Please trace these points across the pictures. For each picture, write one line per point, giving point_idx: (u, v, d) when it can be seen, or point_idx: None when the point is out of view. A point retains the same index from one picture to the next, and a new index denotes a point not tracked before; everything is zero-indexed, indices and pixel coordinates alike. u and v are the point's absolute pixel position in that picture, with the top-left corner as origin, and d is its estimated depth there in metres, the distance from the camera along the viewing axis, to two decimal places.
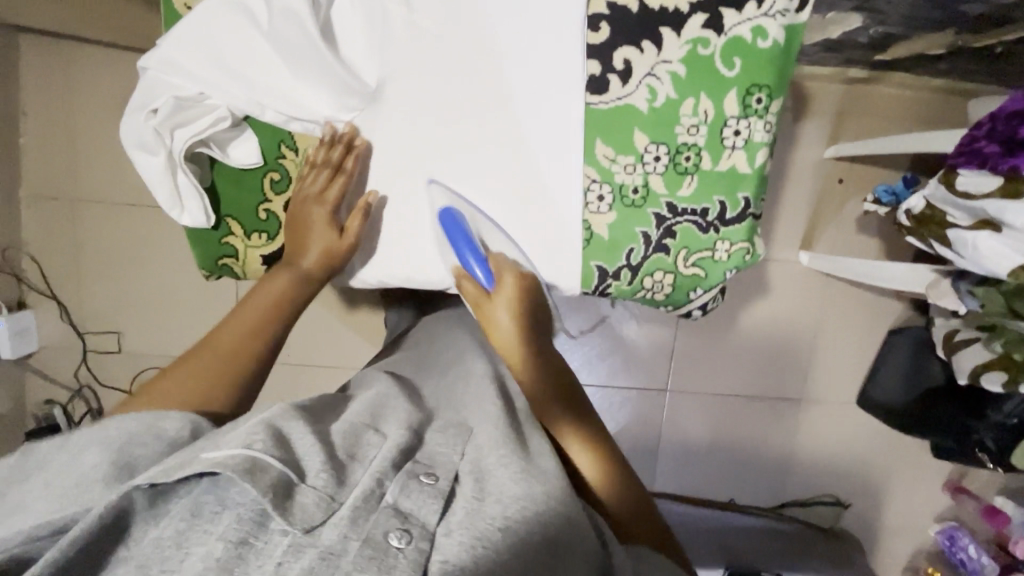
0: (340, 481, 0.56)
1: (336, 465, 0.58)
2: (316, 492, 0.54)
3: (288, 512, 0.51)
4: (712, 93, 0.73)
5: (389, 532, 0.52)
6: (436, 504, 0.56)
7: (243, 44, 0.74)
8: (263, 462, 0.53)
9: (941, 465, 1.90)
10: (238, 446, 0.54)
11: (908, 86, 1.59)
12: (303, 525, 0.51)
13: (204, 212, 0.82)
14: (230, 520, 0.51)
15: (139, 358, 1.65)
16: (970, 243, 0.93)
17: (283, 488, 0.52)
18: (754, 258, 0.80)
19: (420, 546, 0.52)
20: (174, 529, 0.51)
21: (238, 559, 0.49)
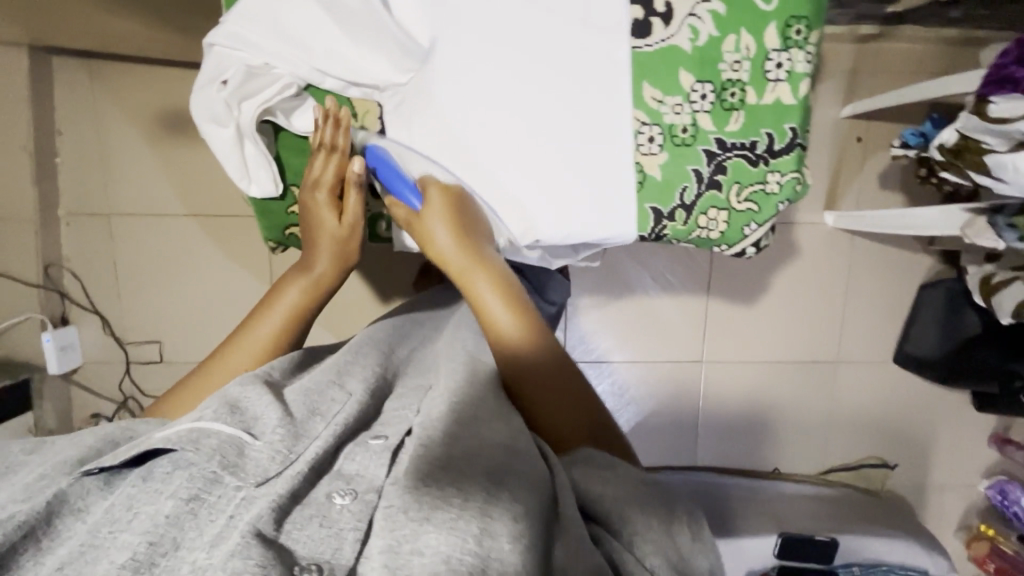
0: (294, 437, 0.57)
1: (292, 422, 0.59)
2: (270, 448, 0.55)
3: (240, 470, 0.52)
4: (752, 28, 0.75)
5: (332, 492, 0.53)
6: (382, 461, 0.57)
7: (304, 11, 0.71)
8: (211, 429, 0.54)
9: (984, 418, 1.89)
10: (188, 418, 0.55)
11: (920, 40, 1.61)
12: (254, 478, 0.52)
13: (273, 181, 0.77)
14: (182, 479, 0.51)
15: (181, 366, 1.67)
16: (1010, 166, 0.93)
17: (232, 447, 0.53)
18: (805, 188, 0.82)
19: (366, 498, 0.53)
20: (125, 495, 0.51)
21: (188, 515, 0.49)
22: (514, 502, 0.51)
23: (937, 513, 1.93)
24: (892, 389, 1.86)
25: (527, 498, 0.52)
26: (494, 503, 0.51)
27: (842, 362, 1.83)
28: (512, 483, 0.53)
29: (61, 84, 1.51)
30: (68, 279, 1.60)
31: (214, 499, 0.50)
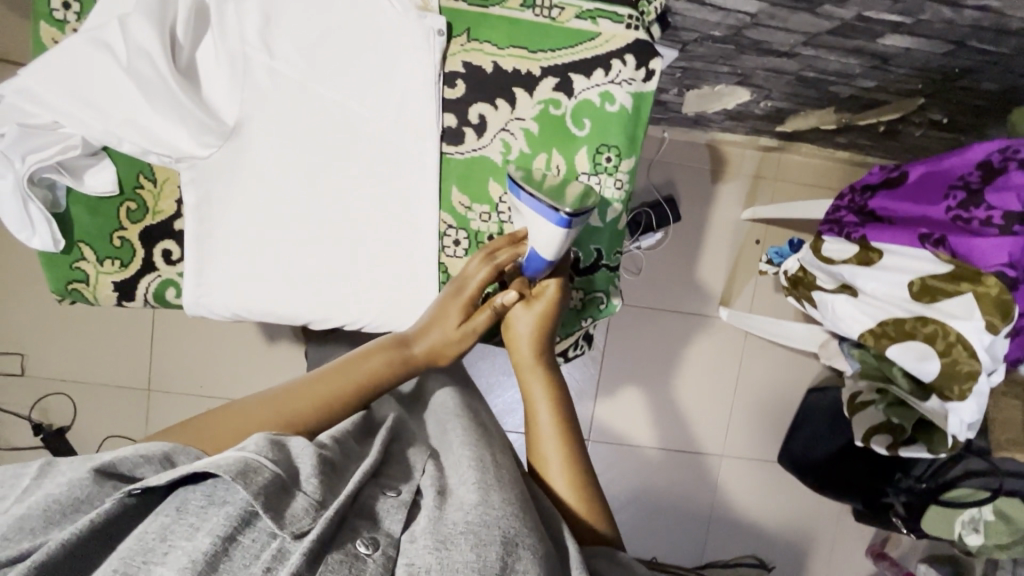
0: (327, 489, 0.51)
1: (324, 470, 0.53)
2: (305, 497, 0.49)
3: (279, 516, 0.46)
4: (563, 150, 0.78)
5: (357, 539, 0.48)
6: (400, 515, 0.53)
7: (98, 74, 0.68)
8: (254, 467, 0.48)
9: (863, 527, 1.90)
10: (231, 451, 0.49)
11: (817, 156, 1.70)
12: (293, 529, 0.46)
13: (54, 237, 0.73)
14: (219, 516, 0.45)
15: (43, 382, 1.60)
16: (830, 306, 0.97)
17: (277, 488, 0.48)
18: (608, 308, 0.83)
19: (387, 554, 0.48)
20: (159, 524, 0.45)
21: (222, 556, 0.43)
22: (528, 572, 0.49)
23: None
24: (776, 487, 1.85)
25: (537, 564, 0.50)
26: (508, 564, 0.48)
27: (728, 457, 1.82)
28: (522, 551, 0.50)
29: None
30: None
31: (247, 542, 0.45)
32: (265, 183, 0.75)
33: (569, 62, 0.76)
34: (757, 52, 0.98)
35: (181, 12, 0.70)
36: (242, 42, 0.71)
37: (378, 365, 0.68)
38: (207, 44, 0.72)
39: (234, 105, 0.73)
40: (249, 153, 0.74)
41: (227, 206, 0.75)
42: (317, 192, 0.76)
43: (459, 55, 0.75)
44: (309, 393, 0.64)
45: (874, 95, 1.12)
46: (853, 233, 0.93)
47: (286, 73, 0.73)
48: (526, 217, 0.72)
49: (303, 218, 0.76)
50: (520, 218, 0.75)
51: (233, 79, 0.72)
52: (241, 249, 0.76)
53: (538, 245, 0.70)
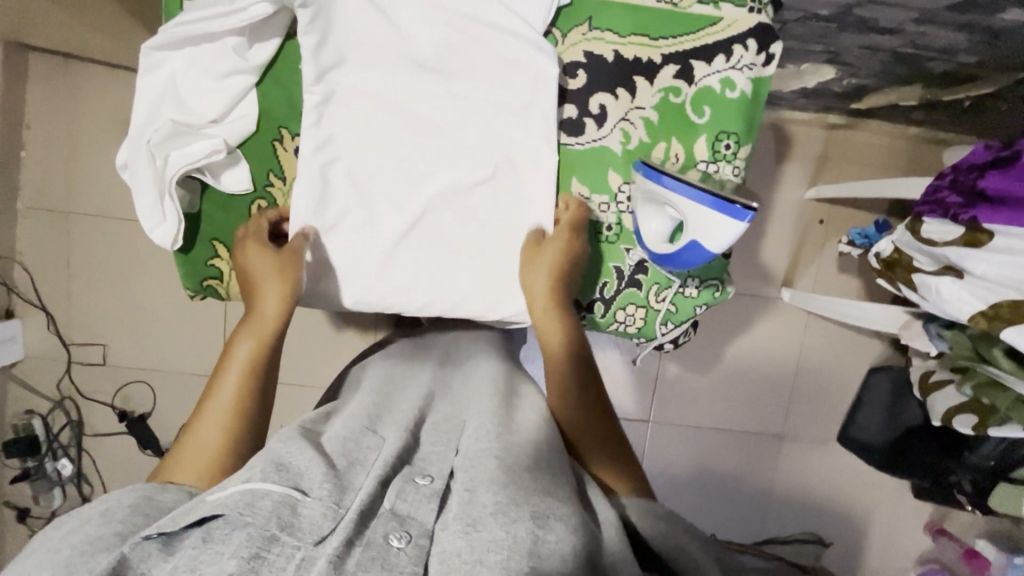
0: (343, 492, 0.50)
1: (335, 476, 0.52)
2: (321, 502, 0.47)
3: (296, 529, 0.45)
4: (682, 138, 0.78)
5: (387, 533, 0.47)
6: (431, 504, 0.51)
7: (229, 80, 0.71)
8: (261, 490, 0.46)
9: (921, 505, 1.90)
10: (237, 482, 0.48)
11: (885, 133, 1.66)
12: (313, 537, 0.45)
13: (176, 232, 0.74)
14: (240, 539, 0.43)
15: (124, 371, 1.66)
16: (933, 288, 0.96)
17: (286, 506, 0.46)
18: (723, 294, 0.82)
19: (420, 544, 0.47)
20: (185, 556, 0.44)
21: (253, 574, 0.41)
22: (556, 535, 0.47)
23: None
24: (836, 466, 1.86)
25: (574, 535, 0.49)
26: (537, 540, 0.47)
27: (787, 436, 1.83)
28: (550, 521, 0.49)
29: (34, 80, 1.51)
30: (18, 273, 1.58)
31: (274, 557, 0.43)
32: (397, 197, 0.76)
33: (689, 49, 0.76)
34: (860, 30, 0.96)
35: (307, 35, 0.68)
36: (382, 73, 0.73)
37: (252, 347, 0.69)
38: (344, 73, 0.72)
39: (358, 88, 0.73)
40: (375, 173, 0.75)
41: (348, 221, 0.76)
42: (440, 196, 0.77)
43: (581, 44, 0.75)
44: (216, 404, 0.65)
45: (972, 71, 1.09)
46: (961, 214, 0.92)
47: (419, 87, 0.74)
48: (683, 207, 0.67)
49: (426, 229, 0.77)
50: (660, 215, 0.72)
51: (367, 107, 0.73)
52: (371, 259, 0.77)
53: (712, 235, 0.66)
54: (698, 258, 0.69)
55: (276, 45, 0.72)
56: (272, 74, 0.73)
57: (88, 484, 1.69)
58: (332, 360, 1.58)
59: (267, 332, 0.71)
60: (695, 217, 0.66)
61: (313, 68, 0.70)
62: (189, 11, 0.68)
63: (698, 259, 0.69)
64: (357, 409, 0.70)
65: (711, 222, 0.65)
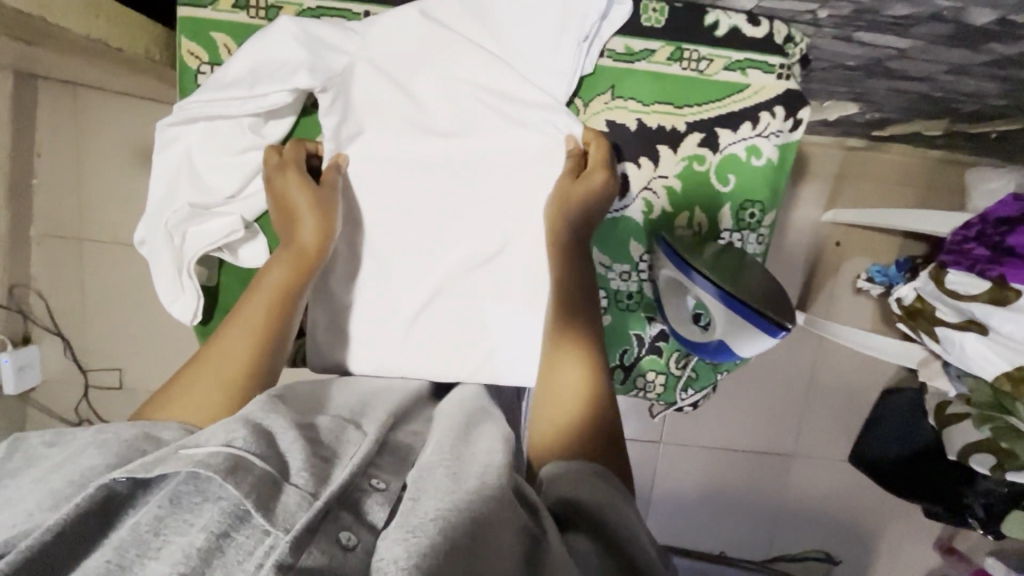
0: (323, 480, 0.43)
1: (323, 463, 0.45)
2: (300, 490, 0.41)
3: (271, 511, 0.39)
4: (706, 207, 0.76)
5: (347, 535, 0.40)
6: (385, 510, 0.44)
7: (246, 157, 0.71)
8: (247, 461, 0.41)
9: (931, 523, 1.90)
10: (220, 444, 0.42)
11: (905, 154, 1.63)
12: (283, 525, 0.38)
13: (196, 308, 0.73)
14: (211, 514, 0.39)
15: (141, 394, 1.67)
16: (958, 344, 0.95)
17: (268, 485, 0.40)
18: (744, 360, 0.81)
19: (371, 548, 0.41)
20: (149, 517, 0.39)
21: (214, 555, 0.37)
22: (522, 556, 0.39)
23: None
24: (847, 485, 1.86)
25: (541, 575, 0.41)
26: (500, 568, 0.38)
27: (798, 457, 1.84)
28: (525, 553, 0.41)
29: (42, 108, 1.50)
30: (33, 298, 1.59)
31: (241, 540, 0.39)
32: (417, 266, 0.77)
33: (714, 117, 0.74)
34: (887, 77, 0.93)
35: (328, 116, 0.72)
36: (398, 143, 0.74)
37: (283, 275, 0.65)
38: (363, 145, 0.74)
39: (375, 161, 0.74)
40: (393, 241, 0.77)
41: (369, 291, 0.78)
42: (459, 267, 0.77)
43: (603, 113, 0.74)
44: (239, 329, 0.61)
45: (1001, 110, 1.06)
46: (988, 271, 0.90)
47: (438, 160, 0.75)
48: (715, 313, 0.68)
49: (446, 299, 0.78)
50: (682, 296, 0.73)
51: (386, 177, 0.75)
52: (390, 331, 0.78)
53: (744, 344, 0.67)
54: (722, 355, 0.72)
55: (291, 121, 0.73)
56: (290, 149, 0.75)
57: None
58: None
59: (303, 265, 0.67)
60: (729, 324, 0.67)
61: (332, 145, 0.73)
62: (206, 90, 0.68)
63: (722, 353, 0.72)
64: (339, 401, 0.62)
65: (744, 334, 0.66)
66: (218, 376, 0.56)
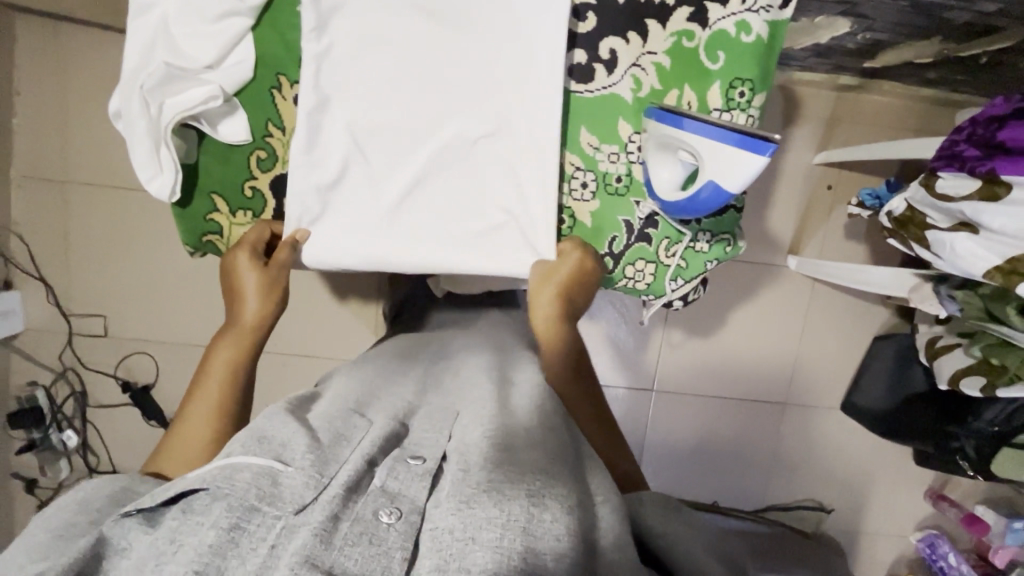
0: (326, 464, 0.51)
1: (323, 451, 0.53)
2: (303, 474, 0.49)
3: (278, 499, 0.46)
4: (695, 85, 0.75)
5: (377, 509, 0.47)
6: (424, 482, 0.51)
7: (224, 24, 0.68)
8: (243, 464, 0.48)
9: (923, 472, 1.90)
10: (220, 459, 0.50)
11: (896, 94, 1.62)
12: (292, 506, 0.46)
13: (175, 185, 0.72)
14: (219, 510, 0.45)
15: (127, 342, 1.65)
16: (948, 245, 0.94)
17: (267, 478, 0.47)
18: (735, 250, 0.81)
19: (410, 520, 0.47)
20: (166, 529, 0.46)
21: (231, 544, 0.43)
22: (553, 519, 0.48)
23: (870, 561, 1.93)
24: (839, 434, 1.87)
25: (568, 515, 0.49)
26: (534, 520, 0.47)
27: (790, 405, 1.83)
28: (551, 508, 0.49)
29: (23, 44, 1.47)
30: (15, 243, 1.56)
31: (254, 528, 0.44)
32: (402, 151, 0.75)
33: None
34: None
35: None
36: (376, 14, 0.70)
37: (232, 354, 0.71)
38: (343, 17, 0.69)
39: (354, 30, 0.70)
40: (376, 120, 0.74)
41: (354, 174, 0.76)
42: (444, 147, 0.75)
43: None
44: (199, 408, 0.65)
45: (993, 20, 1.05)
46: (977, 168, 0.90)
47: (420, 33, 0.71)
48: (698, 147, 0.65)
49: (432, 184, 0.77)
50: (673, 160, 0.70)
51: (368, 51, 0.71)
52: (377, 215, 0.77)
53: (733, 172, 0.62)
54: (713, 202, 0.66)
55: None
56: (269, 16, 0.70)
57: (94, 454, 1.69)
58: (336, 329, 1.57)
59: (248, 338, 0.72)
60: (715, 150, 0.63)
61: (313, 14, 0.68)
62: None
63: (713, 202, 0.66)
64: (344, 395, 0.70)
65: (733, 157, 0.62)
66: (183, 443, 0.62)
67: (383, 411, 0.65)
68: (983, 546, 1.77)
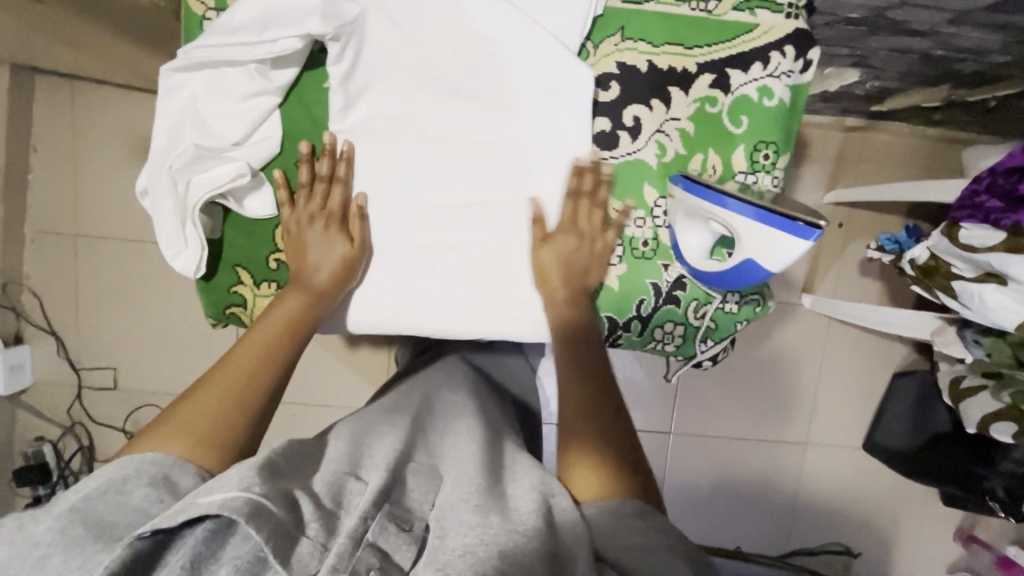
0: (332, 529, 0.50)
1: (326, 512, 0.52)
2: (315, 538, 0.48)
3: (292, 560, 0.45)
4: (719, 148, 0.75)
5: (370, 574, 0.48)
6: (411, 551, 0.52)
7: (252, 105, 0.69)
8: (266, 506, 0.47)
9: (951, 511, 1.84)
10: (238, 491, 0.48)
11: (903, 134, 1.64)
12: (304, 573, 0.46)
13: (201, 259, 0.71)
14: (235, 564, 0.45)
15: (136, 394, 1.63)
16: (976, 295, 0.94)
17: (287, 531, 0.47)
18: (765, 309, 0.79)
19: None
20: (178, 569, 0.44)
21: None
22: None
23: None
24: (862, 474, 1.82)
25: None
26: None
27: (810, 445, 1.79)
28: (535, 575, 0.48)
29: (42, 104, 1.49)
30: (27, 297, 1.56)
31: None
32: (424, 222, 0.75)
33: (725, 58, 0.73)
34: (890, 33, 0.94)
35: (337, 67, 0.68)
36: (401, 91, 0.71)
37: (284, 322, 0.69)
38: (371, 95, 0.71)
39: (380, 105, 0.71)
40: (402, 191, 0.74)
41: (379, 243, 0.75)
42: (469, 216, 0.75)
43: (613, 55, 0.73)
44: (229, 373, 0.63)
45: (1002, 70, 1.06)
46: (1002, 220, 0.89)
47: (447, 107, 0.72)
48: (736, 225, 0.64)
49: (457, 254, 0.76)
50: (702, 228, 0.70)
51: (393, 125, 0.72)
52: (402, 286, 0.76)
53: (774, 255, 0.63)
54: (748, 276, 0.66)
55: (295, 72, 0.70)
56: (297, 95, 0.72)
57: None
58: (349, 378, 1.54)
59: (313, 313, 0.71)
60: (755, 232, 0.63)
61: (341, 97, 0.70)
62: (208, 34, 0.65)
63: (746, 276, 0.67)
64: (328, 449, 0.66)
65: (778, 241, 0.62)
66: (201, 403, 0.60)
67: (378, 465, 0.60)
68: None
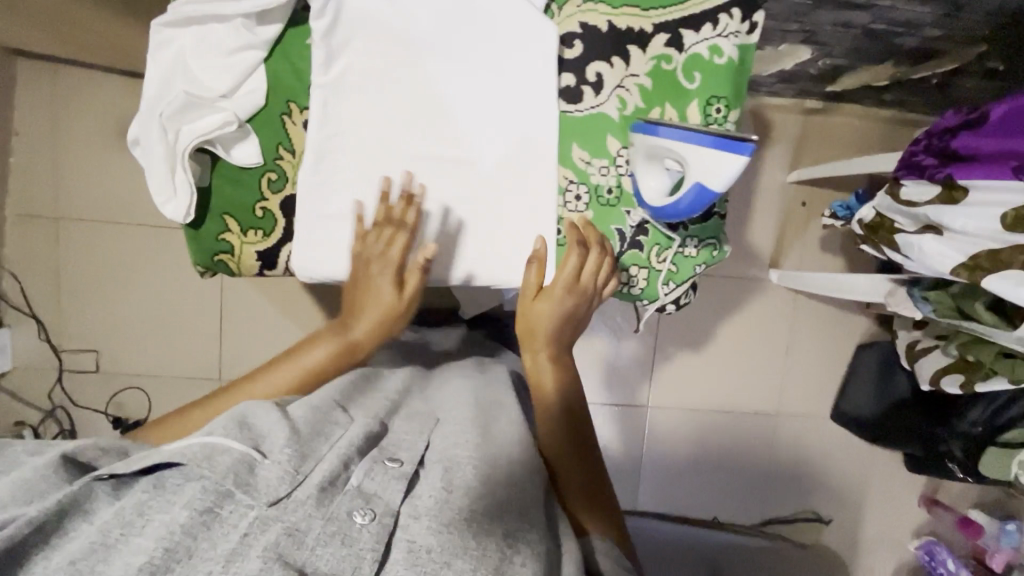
0: (305, 459, 0.53)
1: (300, 443, 0.55)
2: (280, 467, 0.50)
3: (252, 488, 0.48)
4: (675, 103, 0.81)
5: (351, 509, 0.50)
6: (399, 486, 0.54)
7: (238, 57, 0.73)
8: (224, 446, 0.50)
9: (915, 478, 1.93)
10: (199, 435, 0.51)
11: (858, 116, 1.74)
12: (267, 498, 0.48)
13: (190, 205, 0.76)
14: (195, 490, 0.47)
15: (118, 377, 1.63)
16: (917, 247, 1.01)
17: (245, 465, 0.49)
18: (721, 254, 0.86)
19: (384, 522, 0.50)
20: (136, 501, 0.47)
21: (201, 527, 0.45)
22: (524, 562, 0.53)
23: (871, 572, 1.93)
24: (831, 443, 1.90)
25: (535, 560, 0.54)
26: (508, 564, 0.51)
27: (781, 416, 1.87)
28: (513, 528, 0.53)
29: (24, 87, 1.51)
30: (8, 280, 1.56)
31: (226, 515, 0.47)
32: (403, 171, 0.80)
33: (678, 18, 0.79)
34: (833, 6, 1.02)
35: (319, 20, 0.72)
36: (379, 46, 0.76)
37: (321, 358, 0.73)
38: (350, 51, 0.76)
39: (360, 59, 0.76)
40: (379, 142, 0.79)
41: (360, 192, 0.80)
42: (444, 165, 0.80)
43: (577, 15, 0.79)
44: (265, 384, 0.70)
45: (938, 45, 1.16)
46: (937, 174, 0.97)
47: (422, 61, 0.77)
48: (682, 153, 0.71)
49: (434, 202, 0.81)
50: (657, 170, 0.76)
51: (371, 80, 0.77)
52: None
53: (718, 173, 0.69)
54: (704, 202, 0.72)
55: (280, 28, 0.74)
56: (281, 49, 0.76)
57: None
58: None
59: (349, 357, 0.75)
60: (701, 156, 0.70)
61: (324, 49, 0.74)
62: None
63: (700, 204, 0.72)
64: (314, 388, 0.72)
65: (722, 160, 0.69)
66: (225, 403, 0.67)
67: (361, 408, 0.67)
68: (979, 549, 1.79)
